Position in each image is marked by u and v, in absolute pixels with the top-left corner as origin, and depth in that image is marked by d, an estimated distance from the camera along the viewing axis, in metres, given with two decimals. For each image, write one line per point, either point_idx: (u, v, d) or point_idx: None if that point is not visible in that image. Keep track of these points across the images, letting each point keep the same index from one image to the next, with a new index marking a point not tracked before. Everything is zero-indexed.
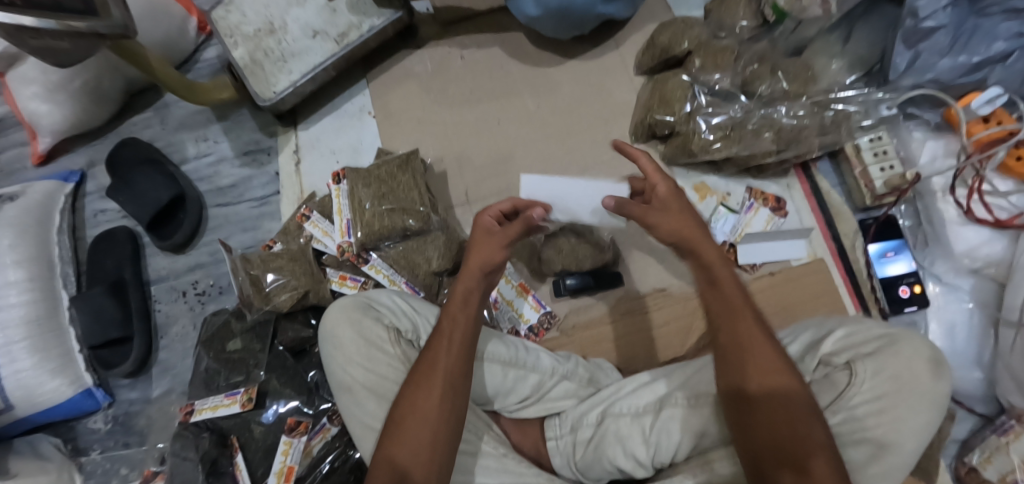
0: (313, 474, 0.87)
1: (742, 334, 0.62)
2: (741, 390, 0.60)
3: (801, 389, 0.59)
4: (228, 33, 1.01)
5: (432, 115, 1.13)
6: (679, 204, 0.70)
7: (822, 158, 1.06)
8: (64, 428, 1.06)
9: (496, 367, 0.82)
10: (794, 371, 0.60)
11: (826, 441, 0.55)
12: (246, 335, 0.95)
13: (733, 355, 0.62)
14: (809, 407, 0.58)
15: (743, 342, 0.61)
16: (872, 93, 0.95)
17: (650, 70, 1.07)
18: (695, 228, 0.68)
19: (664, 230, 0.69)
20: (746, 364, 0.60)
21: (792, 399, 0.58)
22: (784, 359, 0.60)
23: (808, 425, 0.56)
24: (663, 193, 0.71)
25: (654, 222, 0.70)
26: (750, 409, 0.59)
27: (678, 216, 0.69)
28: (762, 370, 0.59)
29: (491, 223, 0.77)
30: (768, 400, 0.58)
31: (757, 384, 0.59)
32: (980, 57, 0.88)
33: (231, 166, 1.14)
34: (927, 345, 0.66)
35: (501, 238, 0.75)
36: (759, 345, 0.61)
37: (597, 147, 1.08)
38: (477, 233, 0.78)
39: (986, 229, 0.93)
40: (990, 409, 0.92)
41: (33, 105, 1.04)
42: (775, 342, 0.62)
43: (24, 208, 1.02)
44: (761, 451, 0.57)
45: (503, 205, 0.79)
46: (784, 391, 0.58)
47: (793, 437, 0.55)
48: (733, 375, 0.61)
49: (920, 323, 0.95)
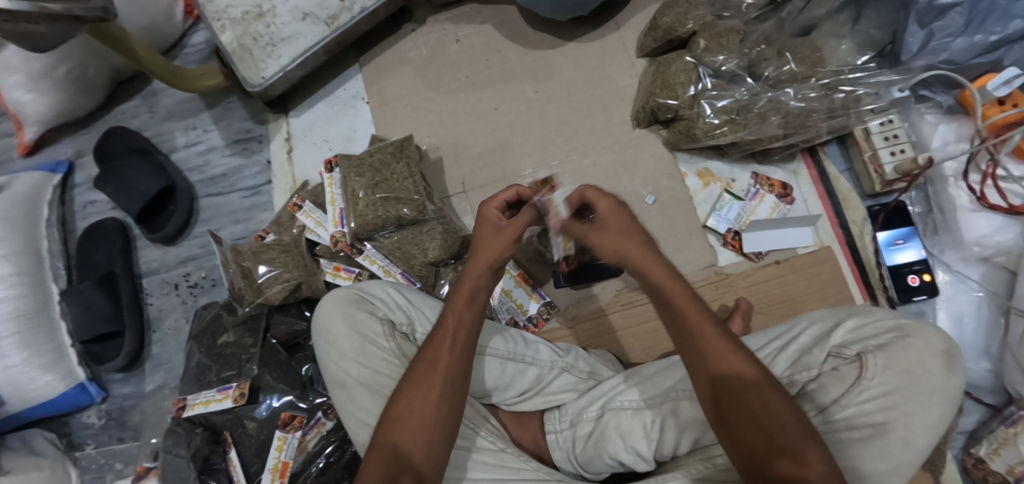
0: (307, 470, 0.85)
1: (698, 333, 0.59)
2: (710, 389, 0.57)
3: (768, 378, 0.57)
4: (215, 16, 0.96)
5: (427, 102, 1.10)
6: (616, 220, 0.67)
7: (829, 142, 1.03)
8: (58, 423, 1.04)
9: (494, 362, 0.80)
10: (754, 359, 0.58)
11: (809, 429, 0.55)
12: (238, 329, 0.93)
13: (693, 357, 0.59)
14: (779, 397, 0.56)
15: (703, 341, 0.58)
16: (883, 74, 0.91)
17: (652, 52, 1.04)
18: (642, 243, 0.64)
19: (603, 253, 0.65)
20: (707, 362, 0.58)
21: (770, 389, 0.56)
22: (742, 350, 0.58)
23: (784, 416, 0.55)
24: (602, 209, 0.67)
25: (594, 243, 0.67)
26: (718, 408, 0.57)
27: (615, 237, 0.65)
28: (730, 365, 0.57)
29: (497, 216, 0.74)
30: (735, 395, 0.56)
31: (724, 379, 0.57)
32: (996, 36, 0.84)
33: (221, 155, 1.12)
34: (940, 336, 0.64)
35: (510, 232, 0.71)
36: (712, 341, 0.58)
37: (598, 134, 1.05)
38: (483, 226, 0.74)
39: (999, 216, 0.89)
40: (999, 399, 0.90)
41: (17, 94, 1.00)
42: (725, 331, 0.59)
43: (11, 200, 1.00)
44: (738, 447, 0.55)
45: (508, 194, 0.76)
46: (752, 383, 0.56)
47: (774, 431, 0.54)
48: (696, 375, 0.59)
49: (928, 313, 0.93)
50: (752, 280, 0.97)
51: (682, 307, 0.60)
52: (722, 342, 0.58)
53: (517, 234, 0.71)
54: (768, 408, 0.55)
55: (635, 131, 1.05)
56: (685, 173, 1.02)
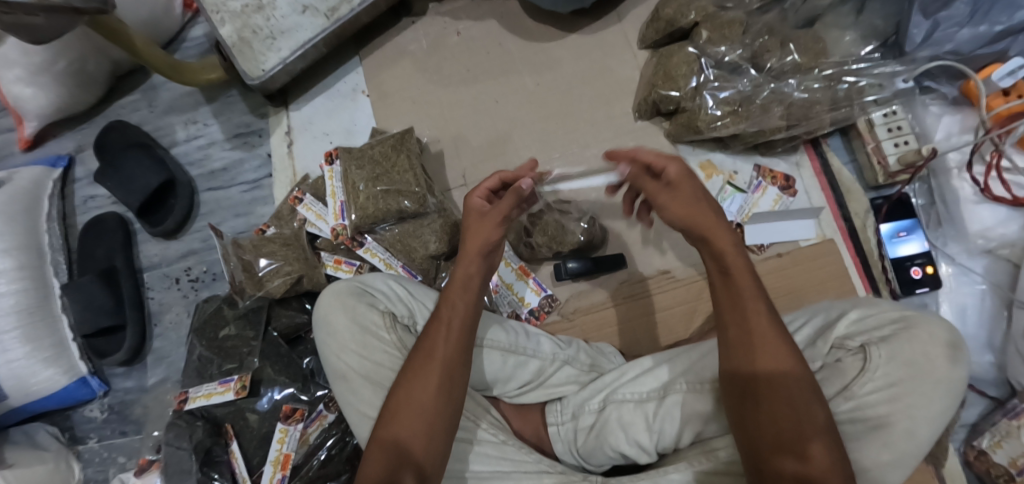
0: (309, 463, 0.86)
1: (750, 316, 0.59)
2: (749, 375, 0.58)
3: (806, 375, 0.57)
4: (214, 9, 0.95)
5: (428, 95, 1.09)
6: (691, 186, 0.65)
7: (833, 134, 1.03)
8: (60, 416, 1.04)
9: (495, 354, 0.80)
10: (797, 354, 0.58)
11: (826, 426, 0.55)
12: (239, 322, 0.92)
13: (742, 339, 0.59)
14: (808, 392, 0.56)
15: (753, 325, 0.59)
16: (889, 65, 0.90)
17: (654, 43, 1.03)
18: (713, 217, 0.63)
19: (673, 213, 0.65)
20: (753, 346, 0.58)
21: (797, 384, 0.56)
22: (788, 341, 0.58)
23: (810, 412, 0.55)
24: (671, 174, 0.66)
25: (663, 205, 0.66)
26: (753, 393, 0.57)
27: (691, 201, 0.64)
28: (769, 356, 0.57)
29: (481, 204, 0.75)
30: (771, 384, 0.56)
31: (765, 367, 0.57)
32: (1002, 26, 0.84)
33: (222, 149, 1.11)
34: (944, 329, 0.64)
35: (495, 216, 0.72)
36: (763, 328, 0.58)
37: (599, 126, 1.05)
38: (469, 216, 0.75)
39: (1003, 207, 0.89)
40: (1002, 392, 0.90)
41: (17, 88, 1.00)
42: (777, 319, 0.60)
43: (12, 195, 0.99)
44: (758, 435, 0.56)
45: (491, 182, 0.77)
46: (793, 375, 0.56)
47: (792, 424, 0.54)
48: (740, 359, 0.59)
49: (932, 305, 0.92)
50: (755, 272, 0.96)
51: (740, 285, 0.60)
52: (769, 330, 0.58)
53: (503, 216, 0.72)
54: (799, 402, 0.55)
55: (637, 123, 1.04)
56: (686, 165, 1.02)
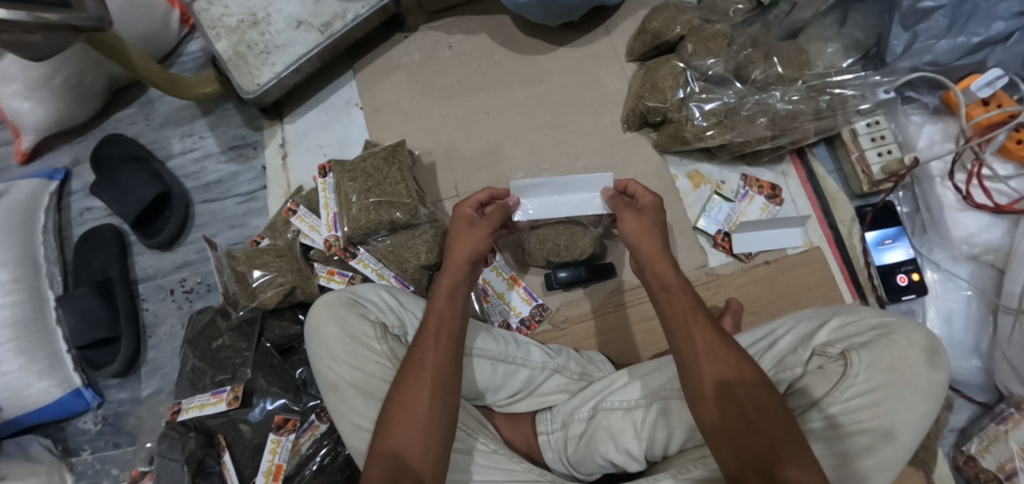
0: (301, 473, 0.86)
1: (690, 326, 0.62)
2: (696, 386, 0.60)
3: (752, 373, 0.58)
4: (211, 24, 0.99)
5: (420, 108, 1.11)
6: (654, 216, 0.75)
7: (817, 144, 1.05)
8: (54, 428, 1.04)
9: (485, 363, 0.81)
10: (744, 358, 0.60)
11: (793, 431, 0.56)
12: (233, 332, 0.93)
13: (687, 349, 0.62)
14: (764, 394, 0.57)
15: (694, 334, 0.62)
16: (869, 76, 0.92)
17: (641, 56, 1.06)
18: (659, 241, 0.71)
19: (630, 228, 0.74)
20: (696, 355, 0.60)
21: (745, 387, 0.57)
22: (734, 347, 0.60)
23: (773, 413, 0.56)
24: (646, 203, 0.77)
25: (622, 221, 0.75)
26: (704, 401, 0.59)
27: (643, 230, 0.73)
28: (712, 363, 0.59)
29: (470, 213, 0.83)
30: (718, 388, 0.58)
31: (710, 372, 0.59)
32: (979, 37, 0.86)
33: (217, 161, 1.13)
34: (922, 333, 0.65)
35: (480, 223, 0.81)
36: (703, 335, 0.61)
37: (589, 137, 1.07)
38: (458, 223, 0.82)
39: (986, 214, 0.90)
40: (989, 397, 0.91)
41: (15, 103, 1.01)
42: (717, 326, 0.62)
43: (8, 208, 1.00)
44: (720, 441, 0.57)
45: (481, 195, 0.85)
46: (735, 379, 0.58)
47: (755, 431, 0.55)
48: (686, 371, 0.61)
49: (918, 312, 0.94)
50: (742, 280, 0.98)
51: (679, 299, 0.65)
52: (708, 337, 0.61)
53: (491, 225, 0.80)
54: (751, 401, 0.57)
55: (626, 134, 1.06)
56: (675, 175, 1.03)
